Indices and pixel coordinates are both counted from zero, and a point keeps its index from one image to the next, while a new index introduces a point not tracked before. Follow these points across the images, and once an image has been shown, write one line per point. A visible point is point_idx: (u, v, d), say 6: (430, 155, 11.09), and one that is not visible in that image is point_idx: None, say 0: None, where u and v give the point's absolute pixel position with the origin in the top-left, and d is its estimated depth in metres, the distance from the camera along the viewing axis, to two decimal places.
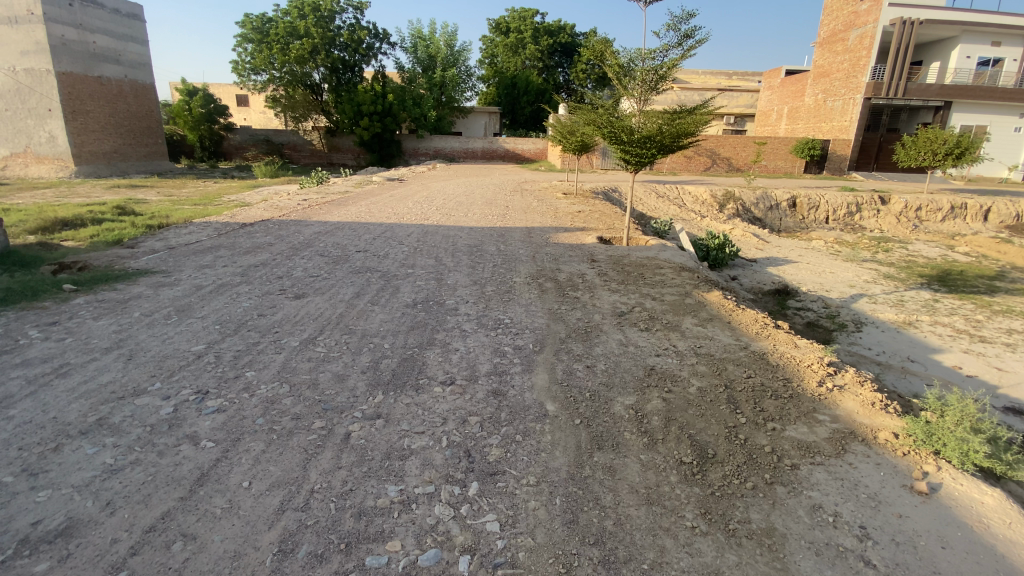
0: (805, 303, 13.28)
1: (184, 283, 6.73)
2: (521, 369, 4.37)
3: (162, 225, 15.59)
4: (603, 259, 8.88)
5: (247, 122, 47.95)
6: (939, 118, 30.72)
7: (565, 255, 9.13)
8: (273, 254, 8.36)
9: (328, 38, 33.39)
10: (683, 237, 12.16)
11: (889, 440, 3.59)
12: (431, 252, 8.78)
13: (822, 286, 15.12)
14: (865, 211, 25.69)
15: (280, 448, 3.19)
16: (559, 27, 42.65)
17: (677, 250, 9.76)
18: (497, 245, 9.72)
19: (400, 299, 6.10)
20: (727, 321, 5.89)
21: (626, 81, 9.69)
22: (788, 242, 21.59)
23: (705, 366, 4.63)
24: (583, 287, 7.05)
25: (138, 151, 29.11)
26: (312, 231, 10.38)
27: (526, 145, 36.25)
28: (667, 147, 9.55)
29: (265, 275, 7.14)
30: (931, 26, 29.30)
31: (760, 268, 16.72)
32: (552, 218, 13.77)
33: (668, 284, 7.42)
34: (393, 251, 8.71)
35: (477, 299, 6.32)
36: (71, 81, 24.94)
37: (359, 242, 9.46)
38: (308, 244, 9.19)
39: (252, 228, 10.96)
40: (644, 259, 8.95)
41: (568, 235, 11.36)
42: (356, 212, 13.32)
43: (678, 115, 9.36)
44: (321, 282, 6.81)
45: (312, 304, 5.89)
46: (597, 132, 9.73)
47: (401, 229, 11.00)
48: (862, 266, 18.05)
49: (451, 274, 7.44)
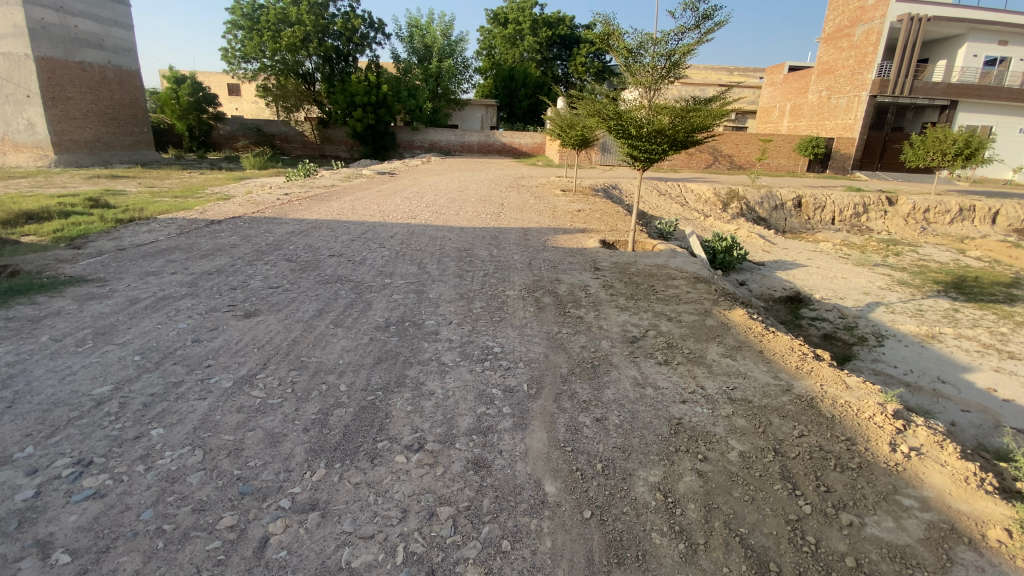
0: (819, 312, 12.37)
1: (117, 296, 5.72)
2: (511, 424, 3.41)
3: (134, 219, 14.54)
4: (607, 267, 7.93)
5: (238, 111, 46.60)
6: (944, 117, 29.78)
7: (565, 261, 8.18)
8: (234, 259, 7.35)
9: (320, 26, 32.17)
10: (691, 241, 11.22)
11: (1004, 541, 2.64)
12: (414, 258, 7.80)
13: (834, 292, 14.23)
14: (872, 212, 24.82)
15: (161, 568, 2.24)
16: (559, 18, 41.57)
17: (688, 257, 8.82)
18: (489, 249, 8.77)
19: (371, 319, 5.12)
20: (759, 351, 4.96)
21: (635, 68, 8.71)
22: (795, 244, 20.73)
23: (743, 418, 3.68)
24: (587, 303, 6.09)
25: (123, 140, 27.85)
26: (285, 231, 9.37)
27: (523, 139, 35.19)
28: (680, 142, 8.56)
29: (217, 285, 6.14)
30: (938, 23, 28.40)
31: (769, 272, 15.82)
32: (550, 218, 12.82)
33: (684, 299, 6.48)
34: (371, 256, 7.72)
35: (463, 318, 5.36)
36: (52, 66, 23.68)
37: (335, 244, 8.46)
38: (279, 247, 8.19)
39: (219, 225, 9.93)
40: (652, 268, 7.99)
41: (568, 237, 10.41)
42: (338, 209, 12.31)
43: (693, 108, 8.38)
44: (281, 295, 5.82)
45: (266, 325, 4.93)
46: (602, 124, 8.73)
47: (384, 229, 10.00)
48: (874, 271, 17.17)
49: (434, 285, 6.48)
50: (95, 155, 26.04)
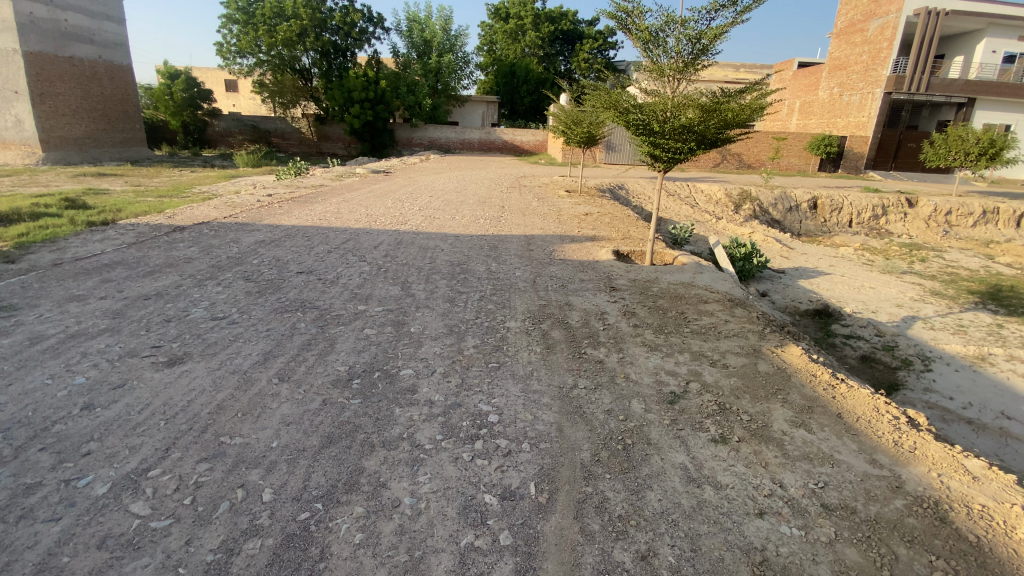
0: (852, 329, 11.16)
1: (19, 331, 4.55)
2: (512, 572, 2.24)
3: (109, 221, 13.43)
4: (624, 286, 6.74)
5: (234, 108, 45.40)
6: (961, 116, 28.57)
7: (576, 278, 7.00)
8: (183, 278, 6.18)
9: (317, 20, 30.95)
10: (715, 251, 10.01)
11: None
12: (397, 275, 6.62)
13: (865, 305, 12.99)
14: (891, 214, 23.54)
15: None
16: (561, 13, 40.35)
17: (716, 273, 7.64)
18: (487, 262, 7.60)
19: (333, 369, 3.94)
20: (838, 416, 3.79)
21: (657, 53, 7.50)
22: (813, 248, 19.52)
23: (853, 547, 2.51)
24: (609, 338, 4.89)
25: (114, 137, 26.65)
26: (253, 241, 8.21)
27: (525, 136, 33.93)
28: (710, 140, 7.37)
29: (148, 315, 4.96)
30: (955, 18, 27.10)
31: (790, 281, 14.62)
32: (557, 223, 11.65)
33: (727, 331, 5.31)
34: (346, 274, 6.55)
35: (454, 361, 4.19)
36: (40, 62, 22.52)
37: (307, 257, 7.29)
38: (243, 261, 7.03)
39: (183, 233, 8.78)
40: (678, 287, 6.80)
41: (577, 246, 9.25)
42: (322, 213, 11.19)
43: (726, 100, 7.16)
44: (224, 330, 4.66)
45: (193, 378, 3.78)
46: (618, 118, 7.52)
47: (368, 237, 8.82)
48: (902, 279, 15.92)
49: (420, 312, 5.33)
50: (86, 152, 24.83)
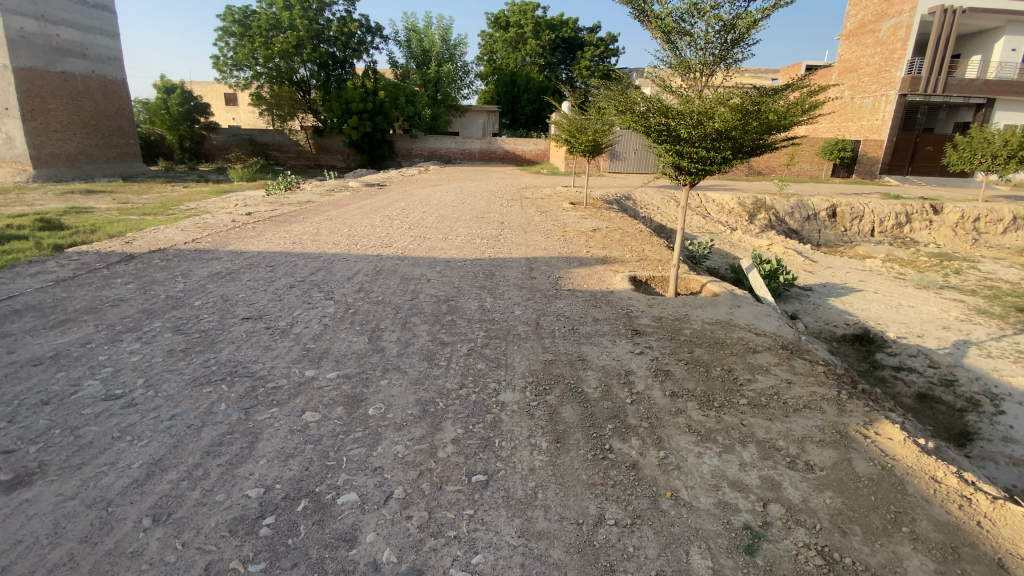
0: (901, 359, 9.80)
1: None
2: None
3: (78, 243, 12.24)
4: (648, 329, 5.45)
5: (235, 121, 44.56)
6: (980, 117, 27.24)
7: (587, 318, 5.69)
8: (98, 330, 4.94)
9: (314, 31, 30.05)
10: (751, 275, 8.68)
11: None
12: (368, 319, 5.38)
13: (907, 328, 11.60)
14: (916, 221, 22.15)
15: None
16: (561, 21, 39.56)
17: (756, 307, 6.35)
18: (480, 297, 6.31)
19: (237, 498, 2.69)
20: (1001, 567, 2.49)
21: (681, 44, 6.23)
22: (837, 261, 18.16)
23: None
24: (640, 418, 3.57)
25: (108, 152, 25.53)
26: (206, 273, 6.99)
27: (527, 146, 32.85)
28: (749, 148, 6.05)
29: (21, 394, 3.73)
30: (971, 16, 25.81)
31: (820, 300, 13.26)
32: (562, 242, 10.40)
33: (794, 403, 4.01)
34: (305, 319, 5.31)
35: (421, 472, 2.92)
36: (31, 77, 21.48)
37: (261, 295, 6.03)
38: (183, 302, 5.77)
39: (129, 265, 7.55)
40: (715, 329, 5.51)
41: (586, 271, 8.01)
42: (298, 234, 10.03)
43: (768, 99, 5.86)
44: (110, 420, 3.40)
45: (27, 520, 2.54)
46: (635, 124, 6.26)
47: (344, 265, 7.60)
48: (942, 295, 14.48)
49: (385, 377, 4.06)
50: (78, 169, 23.71)
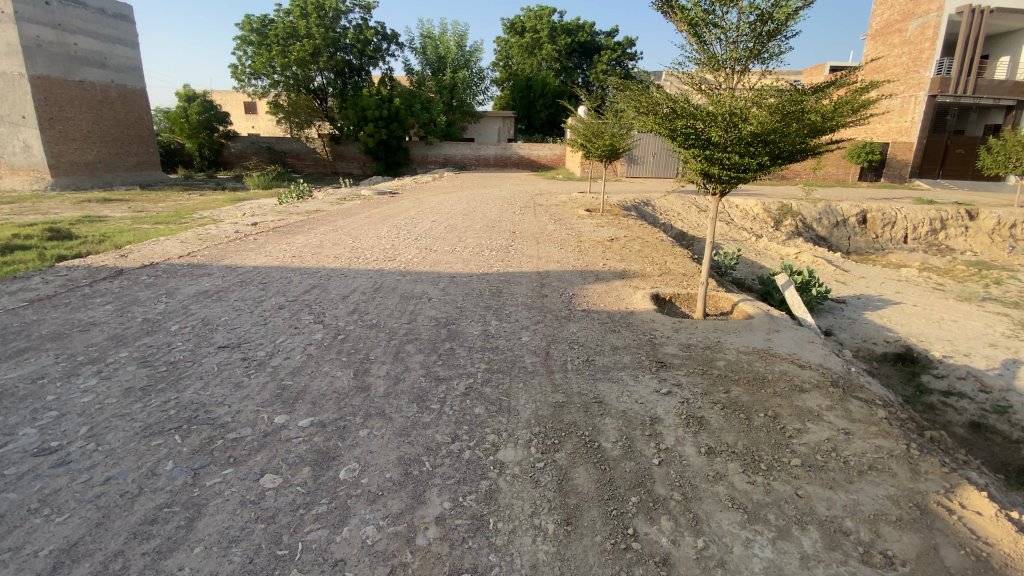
0: (949, 383, 8.88)
1: None
2: None
3: (83, 254, 11.95)
4: (677, 360, 4.78)
5: (254, 130, 44.81)
6: (1009, 121, 25.90)
7: (605, 346, 5.01)
8: (57, 362, 4.44)
9: (331, 39, 29.94)
10: (788, 291, 7.88)
11: None
12: (357, 347, 4.79)
13: (952, 345, 10.60)
14: (951, 228, 20.93)
15: None
16: (578, 26, 39.02)
17: (797, 333, 5.62)
18: (484, 320, 5.67)
19: None
20: None
21: (710, 38, 5.54)
22: (870, 270, 17.13)
23: None
24: (669, 488, 2.93)
25: (126, 160, 25.48)
26: (193, 292, 6.50)
27: (542, 151, 32.29)
28: (788, 152, 5.35)
29: None
30: (1000, 16, 24.53)
31: (856, 314, 12.34)
32: (578, 253, 9.74)
33: (858, 462, 3.30)
34: (288, 347, 4.74)
35: (391, 570, 2.30)
36: (48, 86, 21.58)
37: (244, 318, 5.48)
38: (159, 327, 5.26)
39: (114, 282, 7.10)
40: (753, 362, 4.81)
41: (603, 287, 7.35)
42: (299, 246, 9.56)
43: (810, 97, 5.15)
44: (33, 484, 2.90)
45: None
46: (659, 128, 5.61)
47: (341, 281, 7.05)
48: (985, 308, 13.40)
49: (367, 424, 3.45)
50: (97, 177, 23.76)
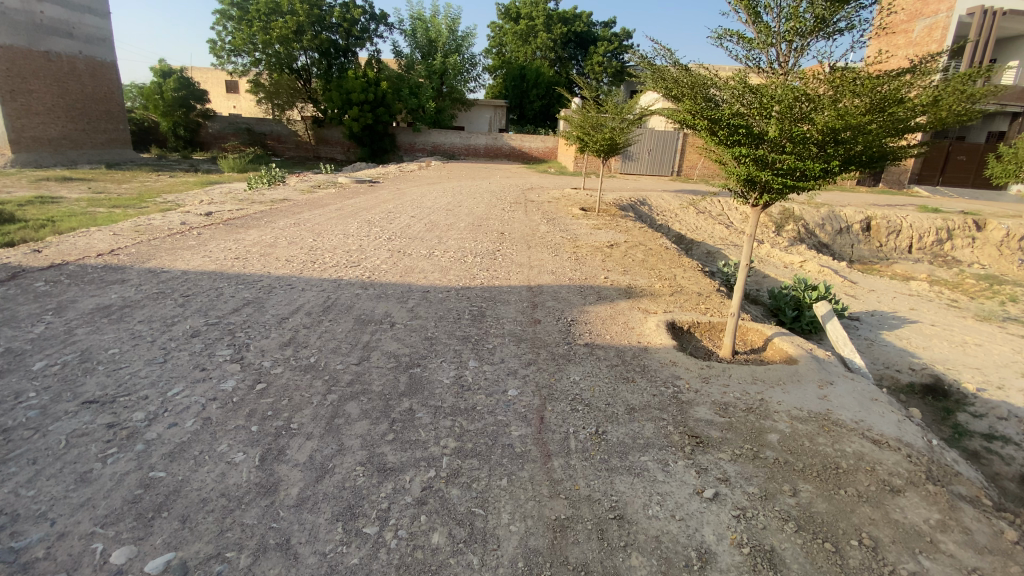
0: (989, 423, 7.80)
1: None
2: None
3: (14, 240, 10.30)
4: (716, 434, 3.52)
5: (236, 109, 42.61)
6: (1015, 127, 25.04)
7: (619, 408, 3.74)
8: None
9: (315, 16, 28.03)
10: (829, 323, 6.69)
11: None
12: (281, 406, 3.45)
13: (981, 375, 9.55)
14: (957, 238, 20.04)
15: None
16: (575, 14, 37.47)
17: (855, 386, 4.43)
18: (459, 360, 4.37)
19: None
20: None
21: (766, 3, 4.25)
22: (878, 282, 16.16)
23: None
24: None
25: (94, 138, 23.52)
26: (92, 307, 5.08)
27: (533, 143, 30.97)
28: (863, 154, 4.11)
29: None
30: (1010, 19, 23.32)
31: (872, 334, 11.29)
32: (574, 261, 8.48)
33: None
34: (186, 405, 3.40)
35: None
36: (12, 56, 19.48)
37: (139, 353, 4.10)
38: (17, 364, 3.85)
39: (3, 288, 5.61)
40: (816, 436, 3.59)
41: (608, 309, 6.09)
42: (248, 245, 8.13)
43: (902, 84, 3.88)
44: None
45: None
46: (698, 117, 4.32)
47: (285, 297, 5.67)
48: (1006, 330, 12.45)
49: (254, 572, 2.18)
50: (62, 155, 21.73)
